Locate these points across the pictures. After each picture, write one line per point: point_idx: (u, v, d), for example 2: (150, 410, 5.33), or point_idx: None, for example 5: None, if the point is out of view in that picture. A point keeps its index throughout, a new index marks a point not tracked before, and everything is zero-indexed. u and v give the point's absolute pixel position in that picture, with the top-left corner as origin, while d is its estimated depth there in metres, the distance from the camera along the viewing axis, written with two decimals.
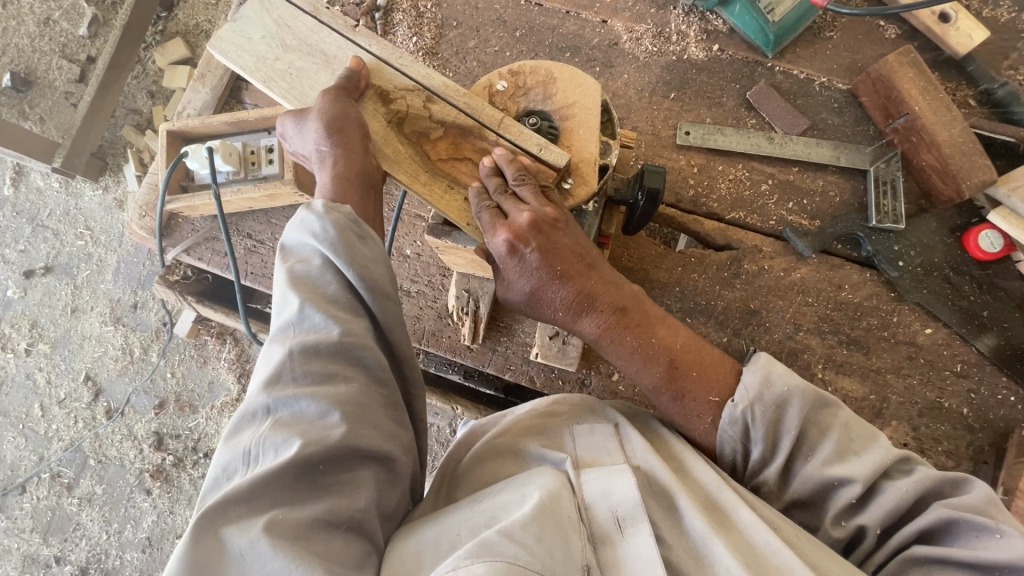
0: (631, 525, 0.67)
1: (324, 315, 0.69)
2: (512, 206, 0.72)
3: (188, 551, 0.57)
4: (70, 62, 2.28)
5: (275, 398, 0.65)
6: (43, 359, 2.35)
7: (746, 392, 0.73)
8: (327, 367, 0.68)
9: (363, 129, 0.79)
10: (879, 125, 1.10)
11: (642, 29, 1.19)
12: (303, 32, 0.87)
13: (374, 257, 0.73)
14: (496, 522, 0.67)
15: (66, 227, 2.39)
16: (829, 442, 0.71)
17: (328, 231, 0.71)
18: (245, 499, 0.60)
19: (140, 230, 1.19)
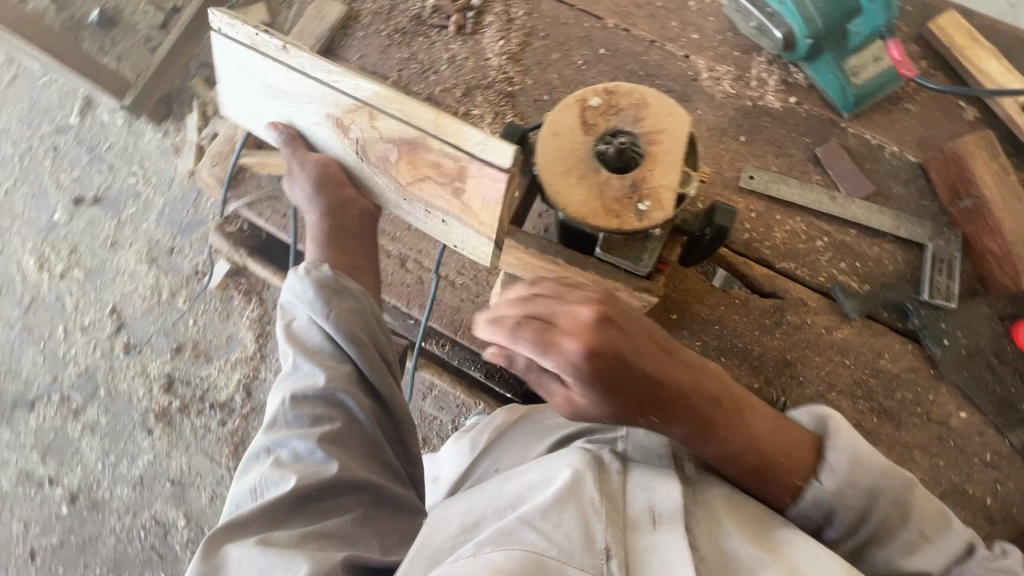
0: (666, 523, 0.66)
1: (310, 365, 0.83)
2: (550, 332, 0.64)
3: (207, 544, 0.71)
4: (157, 10, 2.39)
5: (271, 439, 0.80)
6: (75, 284, 2.42)
7: (837, 469, 0.71)
8: (312, 411, 0.81)
9: (355, 198, 0.99)
10: (943, 203, 1.10)
11: (723, 69, 1.21)
12: (263, 74, 0.89)
13: (354, 316, 0.87)
14: (522, 503, 0.70)
15: (122, 163, 2.47)
16: (846, 469, 0.71)
17: (312, 300, 0.87)
18: (246, 521, 0.73)
19: (209, 177, 1.24)
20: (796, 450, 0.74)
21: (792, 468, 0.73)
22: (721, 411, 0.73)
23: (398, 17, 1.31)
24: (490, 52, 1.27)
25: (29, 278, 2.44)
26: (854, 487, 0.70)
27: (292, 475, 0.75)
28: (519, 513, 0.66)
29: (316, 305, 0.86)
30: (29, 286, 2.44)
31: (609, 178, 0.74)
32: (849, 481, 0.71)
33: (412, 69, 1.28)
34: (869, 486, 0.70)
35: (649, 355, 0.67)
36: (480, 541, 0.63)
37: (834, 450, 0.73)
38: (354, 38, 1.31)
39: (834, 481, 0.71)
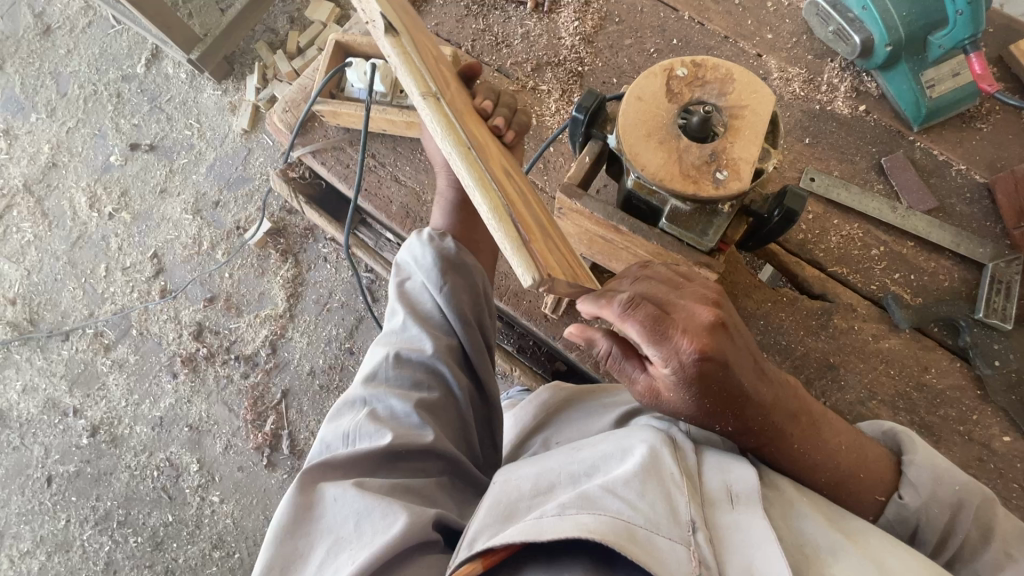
0: (744, 503, 0.67)
1: (419, 329, 0.89)
2: (667, 335, 0.65)
3: (305, 477, 0.77)
4: None
5: (370, 392, 0.83)
6: (122, 225, 2.50)
7: (921, 487, 0.75)
8: (414, 374, 0.86)
9: None
10: (1008, 225, 1.09)
11: (794, 71, 1.22)
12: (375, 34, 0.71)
13: (464, 293, 0.93)
14: (597, 471, 0.70)
15: (181, 114, 2.55)
16: (925, 479, 0.75)
17: (429, 263, 0.93)
18: (340, 467, 0.78)
19: (280, 122, 1.28)
20: (873, 466, 0.78)
21: (874, 485, 0.77)
22: (807, 424, 0.78)
23: None
24: (564, 32, 1.29)
25: (80, 214, 2.53)
26: (937, 501, 0.74)
27: (389, 433, 0.78)
28: (602, 482, 0.67)
29: (434, 273, 0.93)
30: (78, 222, 2.53)
31: (689, 146, 0.75)
32: (931, 493, 0.74)
33: (486, 40, 1.31)
34: (952, 501, 0.74)
35: (749, 362, 0.72)
36: (564, 502, 0.64)
37: (912, 464, 0.77)
38: (432, 5, 1.35)
39: (917, 498, 0.75)
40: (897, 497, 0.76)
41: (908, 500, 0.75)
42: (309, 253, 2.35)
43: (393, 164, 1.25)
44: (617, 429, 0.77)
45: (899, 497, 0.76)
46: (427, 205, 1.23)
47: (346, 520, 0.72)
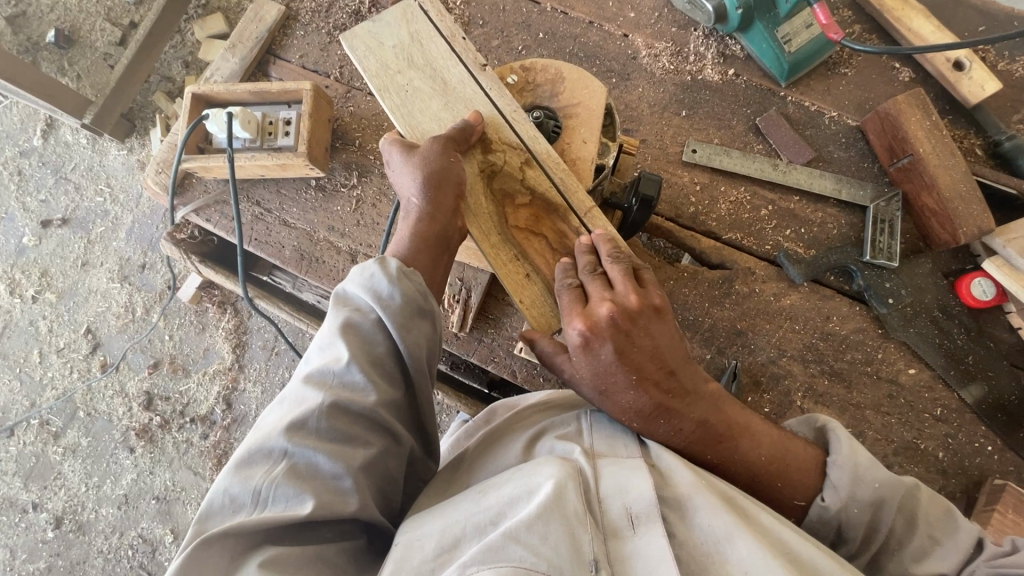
0: (644, 524, 0.70)
1: (367, 378, 0.75)
2: (596, 291, 0.81)
3: (193, 555, 0.63)
4: (113, 26, 2.38)
5: (295, 445, 0.69)
6: (48, 307, 2.40)
7: (838, 490, 0.78)
8: (350, 430, 0.73)
9: (459, 188, 0.85)
10: (883, 164, 1.11)
11: (661, 46, 1.22)
12: (432, 55, 0.92)
13: (422, 336, 0.80)
14: (504, 515, 0.69)
15: (87, 181, 2.45)
16: (844, 477, 0.78)
17: (393, 299, 0.78)
18: (244, 534, 0.65)
19: (155, 185, 1.23)
20: (795, 470, 0.81)
21: (796, 490, 0.81)
22: (721, 439, 0.82)
23: (337, 13, 1.31)
24: None
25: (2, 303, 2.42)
26: (856, 502, 0.77)
27: (311, 504, 0.67)
28: (505, 528, 0.66)
29: (394, 320, 0.78)
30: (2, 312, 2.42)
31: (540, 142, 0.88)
32: (851, 497, 0.77)
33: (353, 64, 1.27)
34: (873, 500, 0.76)
35: (680, 355, 0.82)
36: (466, 560, 0.63)
37: (835, 466, 0.79)
38: (294, 37, 1.31)
39: (838, 498, 0.78)
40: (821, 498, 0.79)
41: (829, 503, 0.78)
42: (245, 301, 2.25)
43: (279, 208, 1.22)
44: (523, 462, 0.76)
45: (822, 500, 0.79)
46: (321, 244, 1.20)
47: None
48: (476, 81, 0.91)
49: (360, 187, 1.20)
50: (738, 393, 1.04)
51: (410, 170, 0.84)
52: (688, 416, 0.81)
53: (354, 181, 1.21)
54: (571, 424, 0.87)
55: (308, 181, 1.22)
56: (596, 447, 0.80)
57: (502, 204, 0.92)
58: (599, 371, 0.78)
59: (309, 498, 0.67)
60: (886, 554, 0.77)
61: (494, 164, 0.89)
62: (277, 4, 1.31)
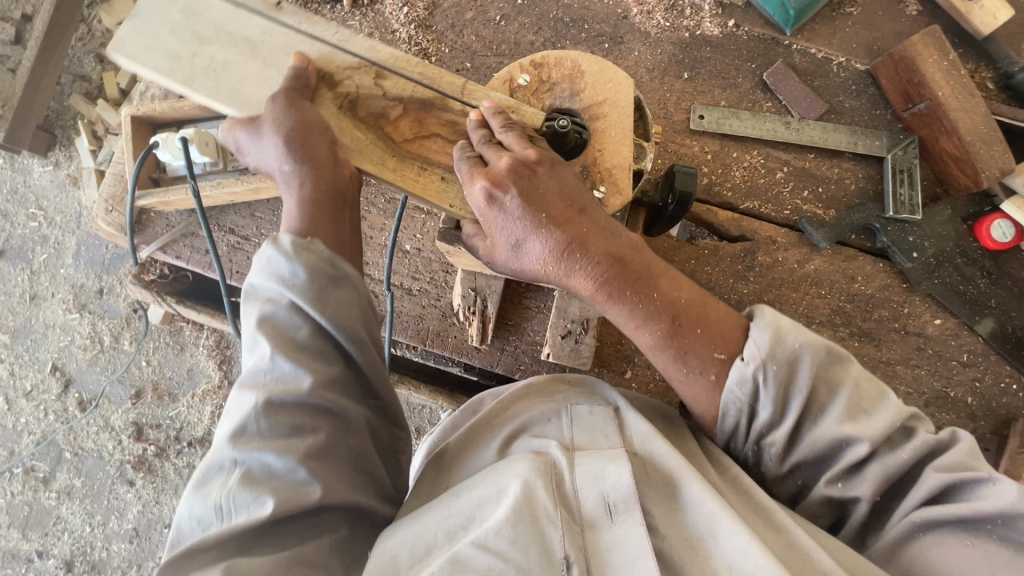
0: (621, 512, 0.66)
1: (294, 362, 0.66)
2: (494, 154, 0.63)
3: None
4: (4, 22, 2.06)
5: (240, 450, 0.63)
6: (4, 349, 2.21)
7: (756, 351, 0.62)
8: (295, 420, 0.65)
9: (329, 134, 0.72)
10: (896, 109, 1.06)
11: (653, 0, 1.11)
12: (219, 19, 0.76)
13: (350, 303, 0.70)
14: (474, 520, 0.67)
15: (15, 207, 2.19)
16: (755, 342, 0.63)
17: (298, 276, 0.68)
18: (213, 548, 0.60)
19: (108, 226, 1.08)
20: (719, 309, 0.66)
21: (716, 339, 0.65)
22: (638, 276, 0.65)
23: None
24: (396, 24, 1.12)
25: None
26: (775, 362, 0.62)
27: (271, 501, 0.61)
28: (473, 537, 0.64)
29: (306, 292, 0.68)
30: None
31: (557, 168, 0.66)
32: (769, 355, 0.62)
33: None
34: (789, 359, 0.62)
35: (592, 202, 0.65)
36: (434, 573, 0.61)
37: (752, 326, 0.65)
38: None
39: (758, 358, 0.62)
40: (740, 361, 0.64)
41: (748, 358, 0.63)
42: None
43: (257, 233, 1.09)
44: (497, 462, 0.74)
45: (743, 362, 0.63)
46: None
47: None
48: (284, 25, 0.76)
49: None
50: None
51: (269, 138, 0.71)
52: (603, 252, 0.63)
53: None
54: (550, 418, 0.81)
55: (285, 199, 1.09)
56: (576, 441, 0.76)
57: (378, 127, 0.75)
58: (507, 226, 0.62)
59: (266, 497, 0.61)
60: (806, 425, 0.65)
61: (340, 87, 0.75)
62: None
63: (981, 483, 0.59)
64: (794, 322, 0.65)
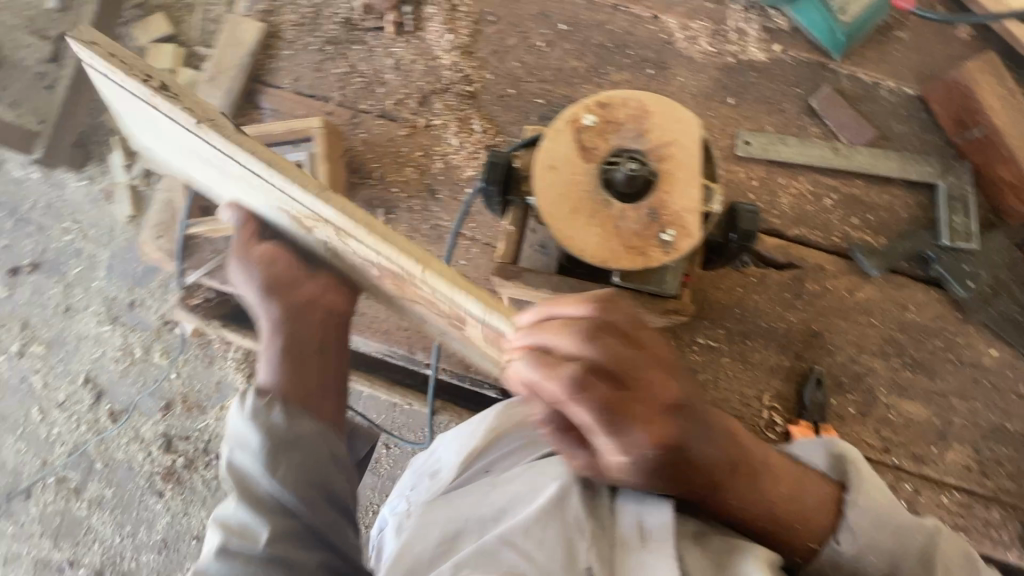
0: (655, 542, 0.65)
1: (255, 513, 0.72)
2: (593, 386, 0.54)
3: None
4: (42, 42, 2.12)
5: (225, 543, 0.71)
6: (38, 360, 2.24)
7: (857, 536, 0.71)
8: (261, 549, 0.70)
9: (314, 300, 0.84)
10: (948, 134, 1.04)
11: (697, 26, 1.10)
12: (209, 153, 0.73)
13: (310, 458, 0.75)
14: (504, 517, 0.73)
15: (51, 221, 2.24)
16: (852, 530, 0.72)
17: (254, 443, 0.74)
18: None
19: (157, 251, 1.10)
20: (809, 504, 0.73)
21: (809, 529, 0.72)
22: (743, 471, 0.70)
23: (326, 25, 1.15)
24: (439, 50, 1.13)
25: None
26: (875, 549, 0.71)
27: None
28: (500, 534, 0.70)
29: (262, 454, 0.74)
30: None
31: (624, 210, 0.64)
32: (865, 543, 0.71)
33: (356, 84, 1.13)
34: (889, 552, 0.71)
35: (683, 372, 0.62)
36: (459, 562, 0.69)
37: (853, 508, 0.72)
38: (281, 58, 1.15)
39: (854, 541, 0.71)
40: (837, 540, 0.72)
41: (844, 546, 0.72)
42: None
43: None
44: (537, 461, 0.79)
45: (835, 543, 0.72)
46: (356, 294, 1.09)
47: None
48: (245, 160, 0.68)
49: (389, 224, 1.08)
50: (823, 400, 1.01)
51: (247, 282, 0.83)
52: (707, 456, 0.65)
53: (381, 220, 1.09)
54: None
55: None
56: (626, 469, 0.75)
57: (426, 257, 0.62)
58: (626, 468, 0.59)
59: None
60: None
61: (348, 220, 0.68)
62: (254, 23, 1.15)
63: None
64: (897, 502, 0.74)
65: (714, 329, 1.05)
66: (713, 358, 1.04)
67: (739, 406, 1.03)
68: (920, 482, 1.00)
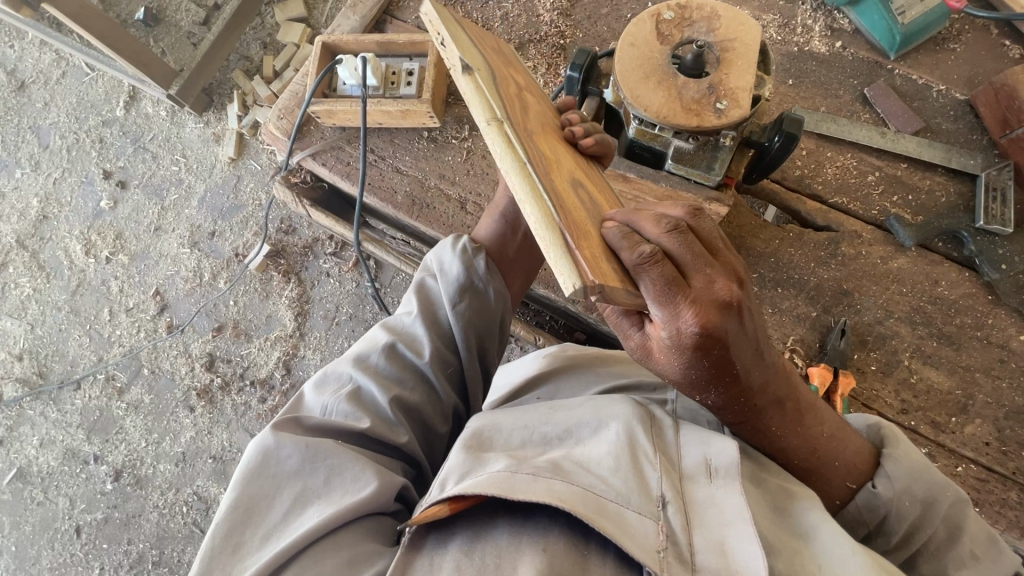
0: (721, 478, 0.69)
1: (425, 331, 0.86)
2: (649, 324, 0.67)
3: (251, 466, 0.69)
4: (198, 7, 2.52)
5: (359, 371, 0.81)
6: (121, 268, 2.39)
7: (890, 485, 0.76)
8: (404, 372, 0.83)
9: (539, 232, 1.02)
10: (993, 136, 1.13)
11: (768, 18, 1.26)
12: None
13: (478, 318, 0.90)
14: (571, 437, 0.75)
15: (164, 151, 2.49)
16: (889, 478, 0.77)
17: (449, 271, 0.91)
18: (308, 428, 0.75)
19: (276, 129, 1.30)
20: (848, 456, 0.79)
21: (850, 472, 0.79)
22: (792, 409, 0.78)
23: None
24: (542, 9, 1.32)
25: (77, 262, 2.43)
26: (909, 494, 0.76)
27: (368, 421, 0.76)
28: (575, 458, 0.71)
29: (453, 282, 0.90)
30: (77, 271, 2.42)
31: (686, 82, 0.77)
32: (907, 489, 0.76)
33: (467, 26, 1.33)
34: (925, 496, 0.76)
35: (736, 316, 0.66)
36: (539, 466, 0.67)
37: (893, 461, 0.78)
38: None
39: (890, 488, 0.76)
40: (869, 487, 0.78)
41: (881, 490, 0.77)
42: (310, 269, 2.22)
43: (392, 156, 1.27)
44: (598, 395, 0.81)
45: (872, 487, 0.78)
46: (431, 191, 1.24)
47: (317, 469, 0.70)
48: None
49: (474, 138, 1.26)
50: (846, 351, 1.06)
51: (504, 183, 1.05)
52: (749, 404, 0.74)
53: (467, 134, 1.26)
54: (657, 388, 0.95)
55: (421, 132, 1.26)
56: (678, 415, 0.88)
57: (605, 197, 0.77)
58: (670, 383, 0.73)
59: (367, 418, 0.76)
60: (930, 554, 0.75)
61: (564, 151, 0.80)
62: None
63: None
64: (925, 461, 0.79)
65: (748, 273, 1.13)
66: None
67: None
68: (936, 448, 1.01)
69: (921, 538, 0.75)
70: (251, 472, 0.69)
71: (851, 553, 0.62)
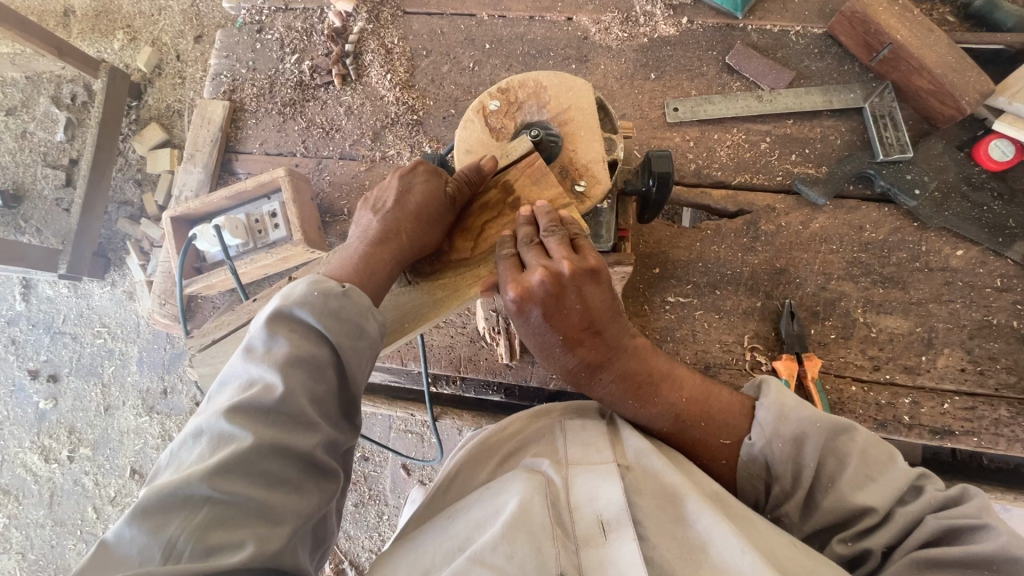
0: (616, 528, 0.66)
1: (300, 344, 0.66)
2: (533, 258, 0.72)
3: (149, 500, 0.54)
4: (54, 169, 1.97)
5: (214, 461, 0.57)
6: (87, 462, 2.03)
7: (762, 429, 0.74)
8: (295, 414, 0.63)
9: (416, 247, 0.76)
10: (863, 61, 1.09)
11: (608, 17, 1.19)
12: None
13: (363, 343, 0.69)
14: (472, 541, 0.66)
15: (82, 328, 2.01)
16: (764, 412, 0.75)
17: (317, 302, 0.68)
18: (146, 546, 0.52)
19: (164, 317, 1.21)
20: (706, 434, 0.79)
21: (720, 429, 0.79)
22: (641, 384, 0.80)
23: (281, 90, 1.27)
24: (383, 89, 1.23)
25: (40, 473, 2.07)
26: (779, 436, 0.72)
27: (255, 432, 0.59)
28: (470, 552, 0.61)
29: (315, 328, 0.67)
30: (43, 482, 2.07)
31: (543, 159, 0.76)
32: (774, 431, 0.72)
33: (315, 136, 1.25)
34: (794, 434, 0.71)
35: (612, 306, 0.78)
36: None
37: (762, 407, 0.75)
38: (247, 128, 1.28)
39: (763, 435, 0.74)
40: (749, 441, 0.75)
41: (755, 439, 0.75)
42: None
43: None
44: (491, 481, 0.74)
45: (750, 439, 0.75)
46: None
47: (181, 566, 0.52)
48: None
49: None
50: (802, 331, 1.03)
51: (378, 201, 0.80)
52: (620, 370, 0.79)
53: None
54: (546, 437, 0.82)
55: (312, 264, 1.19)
56: (570, 457, 0.75)
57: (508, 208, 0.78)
58: (533, 332, 0.76)
59: (252, 430, 0.59)
60: (820, 489, 0.70)
61: (459, 220, 0.81)
62: (220, 102, 1.27)
63: (982, 531, 0.59)
64: (801, 401, 0.74)
65: (682, 285, 1.09)
66: (686, 312, 1.08)
67: (721, 353, 1.06)
68: (918, 393, 1.00)
69: (809, 475, 0.70)
70: (148, 509, 0.54)
71: (743, 552, 0.59)
